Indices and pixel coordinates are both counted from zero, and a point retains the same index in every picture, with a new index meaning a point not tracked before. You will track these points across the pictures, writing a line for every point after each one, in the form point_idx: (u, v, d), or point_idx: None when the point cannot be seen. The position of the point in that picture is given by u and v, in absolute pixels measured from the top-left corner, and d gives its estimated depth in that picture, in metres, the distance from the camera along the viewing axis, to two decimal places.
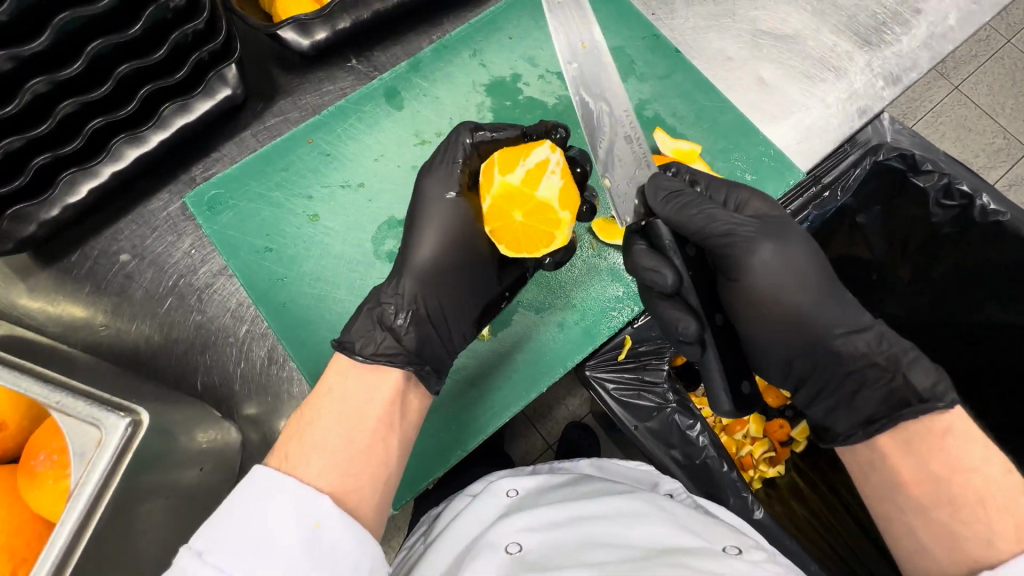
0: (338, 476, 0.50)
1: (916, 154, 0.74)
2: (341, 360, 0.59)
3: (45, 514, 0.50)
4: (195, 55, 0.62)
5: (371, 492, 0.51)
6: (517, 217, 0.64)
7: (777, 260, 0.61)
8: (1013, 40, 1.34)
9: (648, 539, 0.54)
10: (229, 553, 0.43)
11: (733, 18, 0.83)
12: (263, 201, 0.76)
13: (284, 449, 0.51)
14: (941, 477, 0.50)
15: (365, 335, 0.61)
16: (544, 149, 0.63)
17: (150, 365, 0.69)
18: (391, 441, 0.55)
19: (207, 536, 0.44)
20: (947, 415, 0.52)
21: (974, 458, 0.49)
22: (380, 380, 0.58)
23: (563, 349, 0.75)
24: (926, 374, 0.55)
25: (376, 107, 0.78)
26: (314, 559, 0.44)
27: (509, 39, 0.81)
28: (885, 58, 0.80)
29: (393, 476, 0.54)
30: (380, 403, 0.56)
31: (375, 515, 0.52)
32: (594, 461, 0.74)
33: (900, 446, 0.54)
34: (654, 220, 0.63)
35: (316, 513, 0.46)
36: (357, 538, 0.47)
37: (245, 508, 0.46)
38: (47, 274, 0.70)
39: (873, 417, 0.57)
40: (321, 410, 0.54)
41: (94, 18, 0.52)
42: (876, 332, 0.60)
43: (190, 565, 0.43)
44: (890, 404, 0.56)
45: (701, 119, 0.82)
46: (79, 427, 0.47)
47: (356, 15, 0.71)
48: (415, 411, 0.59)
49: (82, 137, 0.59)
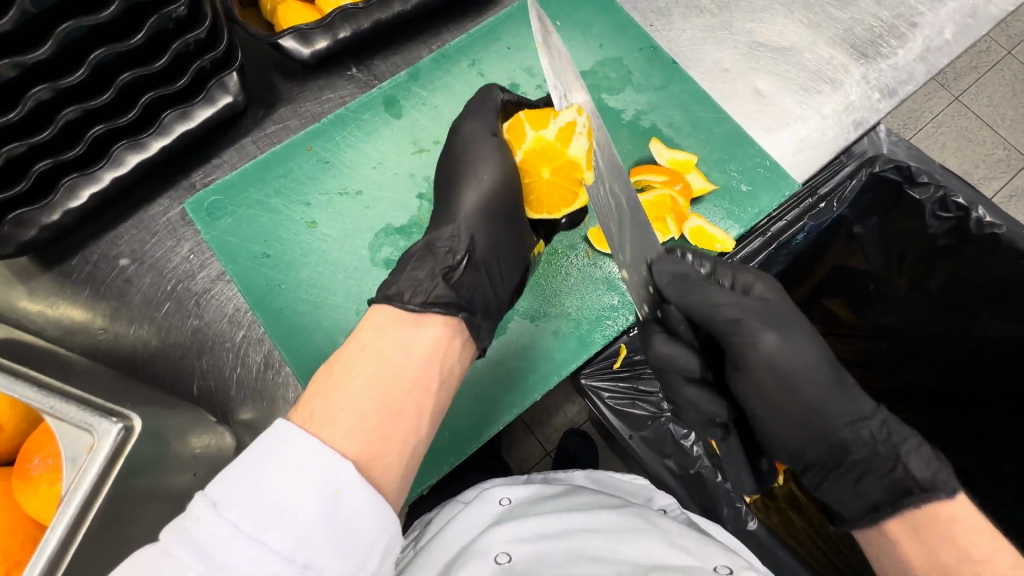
0: (364, 442, 0.47)
1: (912, 165, 0.75)
2: (380, 317, 0.56)
3: (38, 518, 0.50)
4: (196, 64, 0.63)
5: (396, 461, 0.48)
6: (545, 174, 0.69)
7: (777, 353, 0.60)
8: (1013, 52, 1.35)
9: (640, 555, 0.54)
10: (243, 509, 0.40)
11: (730, 30, 0.83)
12: (261, 207, 0.77)
13: (309, 407, 0.48)
14: (951, 567, 0.50)
15: (413, 285, 0.61)
16: (571, 110, 0.59)
17: (147, 368, 0.69)
18: (421, 406, 0.52)
19: (222, 486, 0.41)
20: (951, 503, 0.53)
21: (981, 549, 0.50)
22: (419, 339, 0.56)
23: (557, 357, 0.75)
24: (924, 464, 0.57)
25: (375, 115, 0.79)
26: (331, 529, 0.41)
27: (507, 49, 0.82)
28: (881, 71, 0.81)
29: (419, 445, 0.51)
30: (414, 363, 0.53)
31: (396, 484, 0.49)
32: (588, 473, 0.74)
33: (908, 531, 0.55)
34: (665, 305, 0.63)
35: (336, 481, 0.43)
36: (374, 514, 0.44)
37: (261, 464, 0.42)
38: (48, 277, 0.70)
39: (878, 504, 0.58)
40: (352, 368, 0.51)
41: (97, 27, 0.53)
42: (878, 420, 0.61)
43: (204, 515, 0.40)
44: (893, 491, 0.57)
45: (698, 130, 0.83)
46: (70, 433, 0.47)
47: (357, 25, 0.72)
48: (451, 378, 0.57)
49: (83, 144, 0.60)
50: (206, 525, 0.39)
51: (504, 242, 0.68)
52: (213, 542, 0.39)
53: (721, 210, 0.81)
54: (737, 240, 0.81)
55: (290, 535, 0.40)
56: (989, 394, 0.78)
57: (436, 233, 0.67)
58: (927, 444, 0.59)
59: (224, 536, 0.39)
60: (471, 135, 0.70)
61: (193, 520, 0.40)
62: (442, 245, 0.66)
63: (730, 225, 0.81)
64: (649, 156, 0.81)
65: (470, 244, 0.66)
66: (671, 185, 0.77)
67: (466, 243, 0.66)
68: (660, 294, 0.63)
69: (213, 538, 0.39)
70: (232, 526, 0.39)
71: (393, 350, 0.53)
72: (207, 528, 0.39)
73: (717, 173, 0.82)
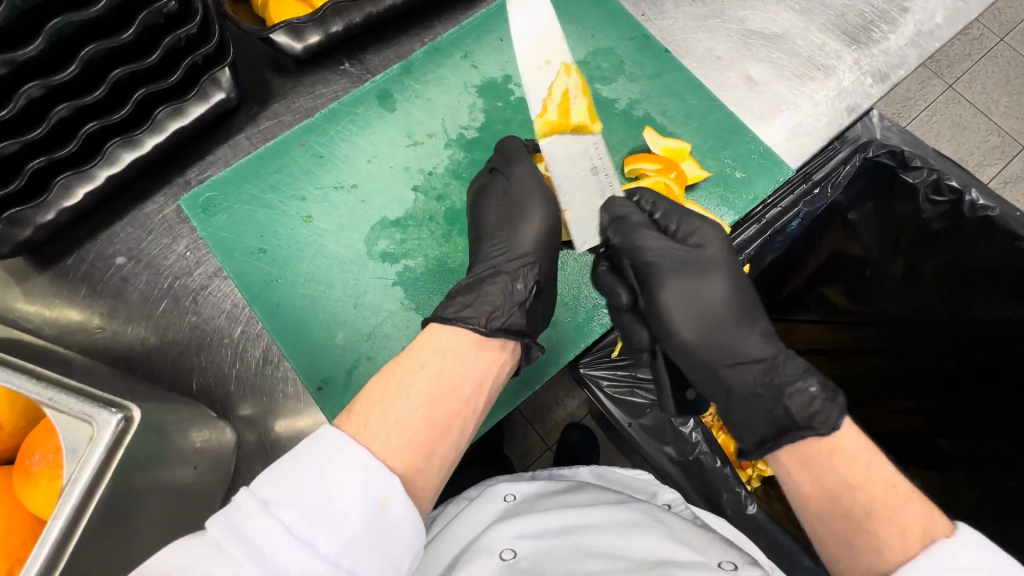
0: (412, 455, 0.48)
1: (905, 150, 0.75)
2: (440, 335, 0.58)
3: (39, 514, 0.50)
4: (189, 59, 0.63)
5: (436, 475, 0.50)
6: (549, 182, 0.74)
7: (695, 296, 0.64)
8: (1006, 38, 1.35)
9: (647, 550, 0.54)
10: (296, 509, 0.40)
11: (721, 18, 0.84)
12: (257, 203, 0.77)
13: (363, 416, 0.49)
14: (835, 491, 0.51)
15: (487, 309, 0.62)
16: (561, 77, 0.68)
17: (145, 366, 0.69)
18: (465, 427, 0.53)
19: (272, 486, 0.41)
20: (833, 438, 0.54)
21: (858, 473, 0.51)
22: (474, 361, 0.57)
23: (556, 347, 0.76)
24: (806, 402, 0.58)
25: (368, 109, 0.79)
26: (374, 535, 0.42)
27: (500, 41, 0.82)
28: (873, 56, 0.81)
29: (458, 461, 0.52)
30: (467, 383, 0.55)
31: (432, 498, 0.50)
32: (594, 469, 0.75)
33: (797, 458, 0.56)
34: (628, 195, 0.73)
35: (383, 491, 0.44)
36: (412, 530, 0.44)
37: (312, 470, 0.43)
38: (44, 277, 0.70)
39: (764, 440, 0.61)
40: (410, 384, 0.52)
41: (88, 22, 0.53)
42: (766, 363, 0.62)
43: (256, 514, 0.39)
44: (776, 428, 0.60)
45: (692, 118, 0.82)
46: (69, 424, 0.47)
47: (348, 19, 0.72)
48: (494, 396, 0.59)
49: (76, 141, 0.60)
50: (257, 523, 0.39)
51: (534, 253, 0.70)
52: (263, 540, 0.39)
53: (715, 197, 0.81)
54: (732, 228, 0.80)
55: (336, 539, 0.40)
56: (987, 377, 0.79)
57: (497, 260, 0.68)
58: (813, 386, 0.59)
59: (276, 535, 0.39)
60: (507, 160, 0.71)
61: (243, 518, 0.39)
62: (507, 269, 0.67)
63: (724, 212, 0.80)
64: (643, 145, 0.81)
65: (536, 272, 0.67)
66: (665, 173, 0.76)
67: (532, 271, 0.67)
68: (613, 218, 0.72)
69: (266, 536, 0.39)
70: (285, 527, 0.39)
71: (448, 368, 0.55)
72: (256, 526, 0.39)
73: (710, 161, 0.81)
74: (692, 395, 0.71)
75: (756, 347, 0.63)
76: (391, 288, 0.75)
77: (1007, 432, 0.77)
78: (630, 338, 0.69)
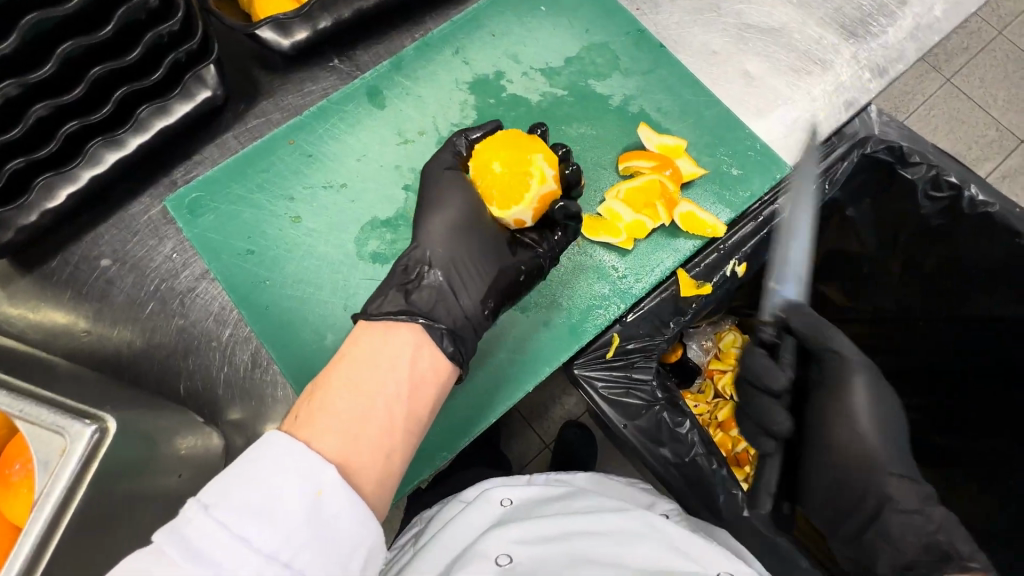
0: (333, 441, 0.47)
1: (904, 146, 0.74)
2: (367, 326, 0.58)
3: (19, 525, 0.49)
4: (171, 57, 0.61)
5: (369, 459, 0.48)
6: (497, 166, 0.67)
7: (874, 398, 0.76)
8: (1005, 31, 1.34)
9: (645, 562, 0.55)
10: (235, 512, 0.40)
11: (717, 12, 0.82)
12: (243, 203, 0.75)
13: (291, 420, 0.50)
14: None
15: (383, 296, 0.62)
16: None
17: (132, 370, 0.68)
18: (394, 410, 0.52)
19: (215, 490, 0.41)
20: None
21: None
22: (391, 345, 0.56)
23: (548, 349, 0.74)
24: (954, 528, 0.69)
25: (358, 106, 0.78)
26: (312, 527, 0.41)
27: (492, 36, 0.81)
28: (871, 50, 0.80)
29: (394, 443, 0.51)
30: (385, 368, 0.53)
31: (380, 481, 0.49)
32: (592, 475, 0.74)
33: None
34: (787, 335, 0.76)
35: (318, 481, 0.43)
36: (354, 517, 0.43)
37: (252, 471, 0.42)
38: (27, 280, 0.69)
39: (912, 563, 0.70)
40: (330, 376, 0.52)
41: (65, 19, 0.51)
42: (924, 514, 0.71)
43: (196, 518, 0.39)
44: (931, 553, 0.69)
45: (687, 114, 0.81)
46: (45, 436, 0.46)
47: (336, 14, 0.70)
48: (431, 378, 0.56)
49: (57, 141, 0.58)
50: (199, 527, 0.39)
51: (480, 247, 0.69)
52: (203, 540, 0.39)
53: (710, 195, 0.79)
54: (728, 226, 0.78)
55: (274, 534, 0.40)
56: (991, 376, 0.77)
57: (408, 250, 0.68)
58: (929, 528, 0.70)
59: (214, 536, 0.39)
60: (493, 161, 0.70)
61: (184, 521, 0.39)
62: (411, 264, 0.66)
63: (721, 209, 0.78)
64: (638, 142, 0.79)
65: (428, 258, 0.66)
66: (660, 171, 0.75)
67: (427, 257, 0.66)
68: (787, 323, 0.74)
69: (204, 537, 0.39)
70: (224, 527, 0.39)
71: (369, 357, 0.54)
72: (198, 529, 0.39)
73: (706, 158, 0.80)
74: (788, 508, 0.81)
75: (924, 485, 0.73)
76: None
77: (1006, 431, 0.76)
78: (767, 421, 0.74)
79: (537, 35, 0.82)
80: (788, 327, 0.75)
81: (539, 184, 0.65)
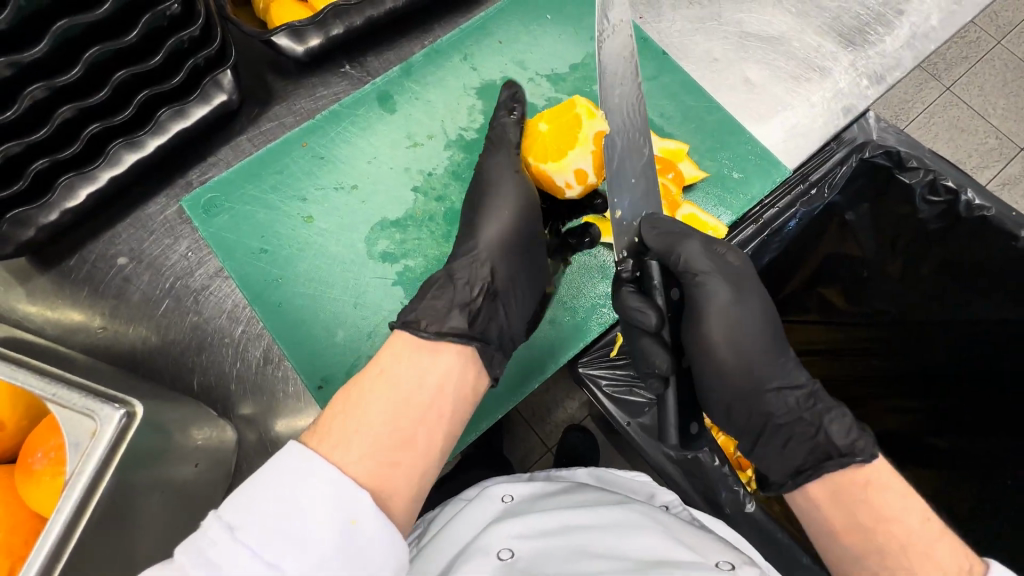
0: (376, 463, 0.48)
1: (901, 151, 0.75)
2: (403, 342, 0.58)
3: (39, 511, 0.51)
4: (191, 61, 0.64)
5: (407, 484, 0.50)
6: (546, 125, 0.73)
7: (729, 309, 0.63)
8: (1003, 41, 1.36)
9: (643, 552, 0.54)
10: (261, 532, 0.41)
11: (718, 21, 0.85)
12: (258, 203, 0.77)
13: (325, 425, 0.50)
14: (868, 527, 0.52)
15: (432, 313, 0.62)
16: None
17: (146, 366, 0.70)
18: (434, 434, 0.53)
19: (237, 510, 0.42)
20: (867, 468, 0.55)
21: (892, 507, 0.52)
22: (437, 362, 0.57)
23: (554, 346, 0.76)
24: (844, 431, 0.59)
25: (369, 110, 0.80)
26: (344, 554, 0.42)
27: (499, 43, 0.83)
28: (869, 58, 0.82)
29: (429, 472, 0.52)
30: (428, 391, 0.54)
31: (412, 507, 0.51)
32: (591, 471, 0.76)
33: (829, 493, 0.57)
34: (647, 260, 0.63)
35: (352, 510, 0.44)
36: (386, 540, 0.45)
37: (278, 492, 0.43)
38: (45, 278, 0.71)
39: (801, 468, 0.60)
40: (369, 391, 0.52)
41: (92, 26, 0.53)
42: (807, 390, 0.63)
43: (221, 538, 0.40)
44: (814, 456, 0.60)
45: (688, 119, 0.83)
46: (73, 419, 0.48)
47: (349, 22, 0.73)
48: (467, 397, 0.58)
49: (80, 142, 0.60)
50: (224, 549, 0.40)
51: (526, 237, 0.70)
52: (227, 564, 0.39)
53: (712, 197, 0.81)
54: (730, 228, 0.80)
55: (304, 560, 0.41)
56: (986, 380, 0.79)
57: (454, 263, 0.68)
58: (850, 414, 0.61)
59: (242, 561, 0.40)
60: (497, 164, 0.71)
61: (209, 543, 0.40)
62: (461, 276, 0.66)
63: (721, 212, 0.80)
64: None
65: (490, 273, 0.68)
66: (664, 174, 0.76)
67: (485, 271, 0.67)
68: (643, 244, 0.64)
69: (231, 560, 0.40)
70: (249, 551, 0.40)
71: (409, 376, 0.54)
72: (222, 552, 0.40)
73: (708, 163, 0.82)
74: (695, 427, 0.64)
75: (792, 373, 0.65)
76: (392, 286, 0.75)
77: (1003, 432, 0.79)
78: (645, 363, 0.62)
79: (543, 42, 0.84)
80: (646, 249, 0.64)
81: (591, 120, 0.69)
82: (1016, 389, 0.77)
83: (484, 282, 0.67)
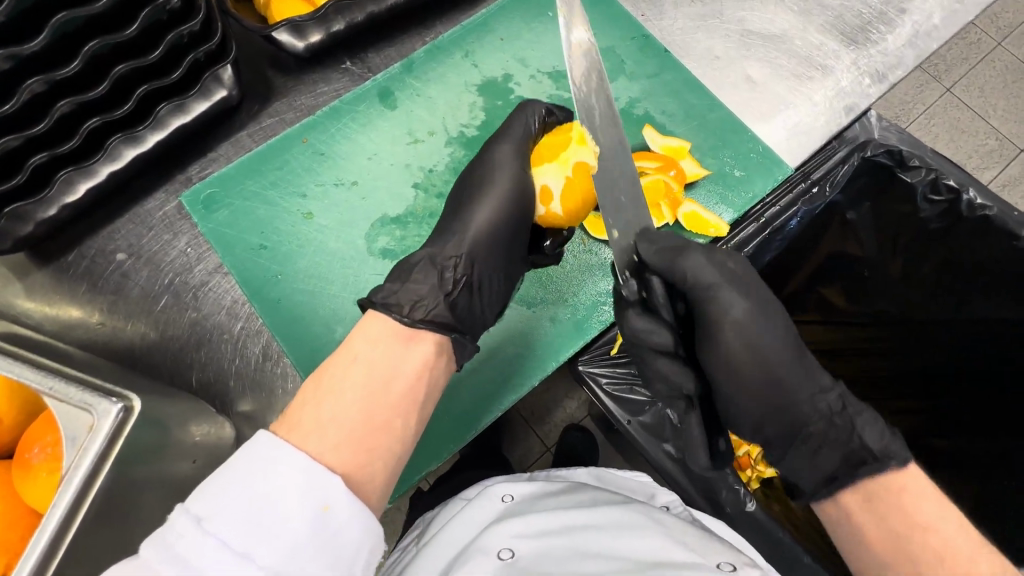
0: (351, 450, 0.47)
1: (903, 150, 0.75)
2: (375, 327, 0.56)
3: (37, 508, 0.50)
4: (190, 56, 0.63)
5: (383, 468, 0.50)
6: (546, 139, 0.72)
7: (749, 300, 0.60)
8: (1004, 42, 1.36)
9: (641, 553, 0.54)
10: (229, 524, 0.40)
11: (720, 19, 0.84)
12: (257, 200, 0.77)
13: (296, 417, 0.49)
14: (903, 533, 0.51)
15: (414, 299, 0.61)
16: None
17: (144, 362, 0.69)
18: (409, 418, 0.53)
19: (205, 502, 0.41)
20: (903, 474, 0.54)
21: (927, 513, 0.51)
22: (409, 347, 0.56)
23: (554, 343, 0.75)
24: (878, 435, 0.57)
25: (369, 106, 0.80)
26: (320, 542, 0.42)
27: (500, 40, 0.83)
28: (871, 57, 0.82)
29: (404, 456, 0.52)
30: (403, 377, 0.54)
31: (387, 491, 0.51)
32: (592, 471, 0.76)
33: (862, 503, 0.56)
34: (648, 276, 0.61)
35: (325, 496, 0.43)
36: (363, 526, 0.45)
37: (246, 483, 0.42)
38: (44, 273, 0.70)
39: (833, 475, 0.58)
40: (341, 377, 0.51)
41: (92, 19, 0.53)
42: (837, 393, 0.61)
43: (189, 532, 0.40)
44: (848, 462, 0.57)
45: (691, 117, 0.83)
46: (70, 413, 0.48)
47: (351, 18, 0.72)
48: (441, 382, 0.58)
49: (79, 137, 0.60)
50: (193, 541, 0.39)
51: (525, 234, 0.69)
52: (197, 556, 0.39)
53: (714, 195, 0.81)
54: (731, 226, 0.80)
55: (277, 549, 0.41)
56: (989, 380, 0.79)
57: (437, 247, 0.66)
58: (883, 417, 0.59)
59: (211, 551, 0.39)
60: (496, 159, 0.70)
61: (178, 537, 0.40)
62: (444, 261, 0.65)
63: (723, 210, 0.80)
64: (642, 143, 0.81)
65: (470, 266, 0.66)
66: (665, 171, 0.76)
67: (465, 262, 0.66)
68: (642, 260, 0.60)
69: (199, 554, 0.39)
70: (218, 542, 0.40)
71: (384, 362, 0.54)
72: (190, 544, 0.39)
73: (710, 161, 0.82)
74: (723, 443, 0.64)
75: (822, 378, 0.61)
76: None
77: (1002, 432, 0.78)
78: (664, 381, 0.63)
79: (544, 39, 0.84)
80: (645, 263, 0.60)
81: (580, 146, 0.66)
82: (1016, 389, 0.76)
83: (462, 273, 0.65)
